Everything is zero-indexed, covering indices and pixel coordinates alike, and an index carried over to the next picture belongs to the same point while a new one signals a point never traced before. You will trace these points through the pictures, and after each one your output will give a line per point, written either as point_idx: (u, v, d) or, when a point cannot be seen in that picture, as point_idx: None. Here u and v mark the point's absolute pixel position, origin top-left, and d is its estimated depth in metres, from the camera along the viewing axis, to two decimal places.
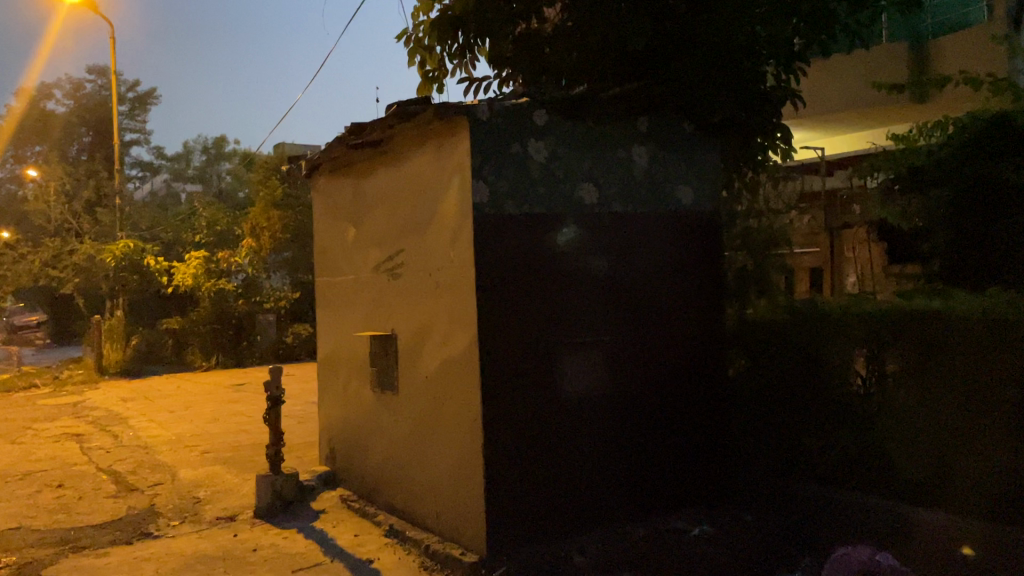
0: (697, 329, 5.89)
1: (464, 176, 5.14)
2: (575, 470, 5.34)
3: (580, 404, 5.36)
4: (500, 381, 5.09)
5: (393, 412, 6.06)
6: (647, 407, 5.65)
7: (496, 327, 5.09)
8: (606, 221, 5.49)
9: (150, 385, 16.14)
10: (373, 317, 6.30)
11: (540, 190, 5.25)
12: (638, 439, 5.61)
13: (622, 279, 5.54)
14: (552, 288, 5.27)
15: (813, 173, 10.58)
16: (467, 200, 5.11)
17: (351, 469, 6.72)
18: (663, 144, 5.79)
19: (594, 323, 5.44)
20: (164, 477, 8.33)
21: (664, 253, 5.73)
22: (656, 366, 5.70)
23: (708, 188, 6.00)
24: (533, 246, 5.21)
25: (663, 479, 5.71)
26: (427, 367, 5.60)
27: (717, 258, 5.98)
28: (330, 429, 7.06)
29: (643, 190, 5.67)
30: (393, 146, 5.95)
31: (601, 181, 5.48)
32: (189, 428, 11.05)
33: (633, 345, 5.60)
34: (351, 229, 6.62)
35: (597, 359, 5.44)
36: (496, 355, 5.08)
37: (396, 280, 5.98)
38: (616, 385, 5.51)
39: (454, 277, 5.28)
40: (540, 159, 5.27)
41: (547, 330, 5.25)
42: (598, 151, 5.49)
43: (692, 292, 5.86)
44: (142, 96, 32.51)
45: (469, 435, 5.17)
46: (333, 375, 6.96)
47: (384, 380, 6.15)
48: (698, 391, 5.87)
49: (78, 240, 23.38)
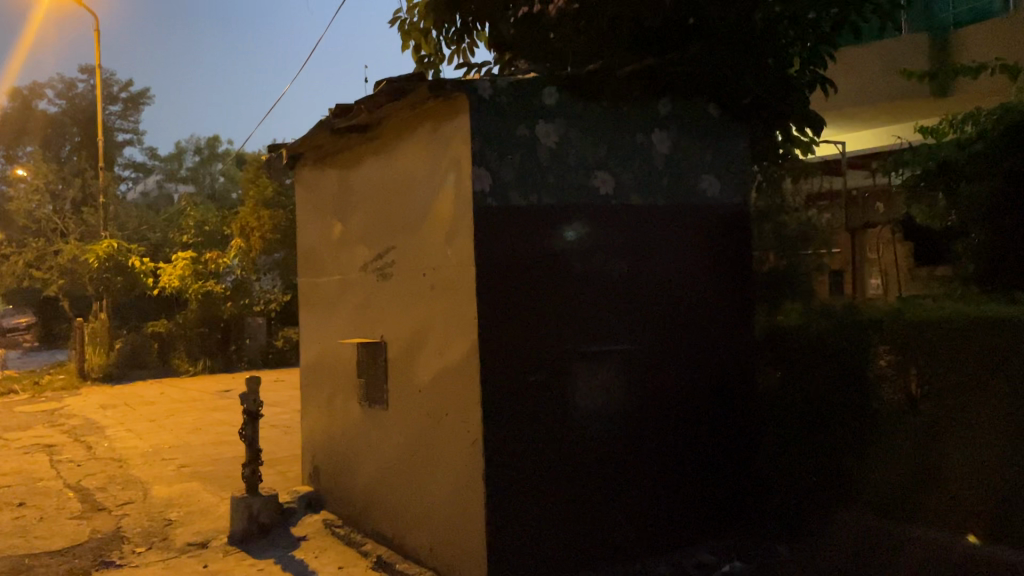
0: (723, 337, 5.26)
1: (463, 161, 4.51)
2: (588, 497, 4.71)
3: (594, 422, 4.73)
4: (504, 397, 4.46)
5: (383, 429, 5.42)
6: (669, 426, 5.02)
7: (500, 334, 4.46)
8: (624, 215, 4.86)
9: (133, 391, 15.48)
10: (361, 323, 5.66)
11: (549, 179, 4.62)
12: (658, 462, 4.98)
13: (641, 281, 4.92)
14: (563, 291, 4.64)
15: (830, 170, 10.00)
16: (466, 188, 4.48)
17: (335, 491, 6.08)
18: (688, 130, 5.16)
19: (609, 331, 4.81)
20: (135, 494, 7.68)
21: (687, 252, 5.11)
22: (679, 379, 5.07)
23: (736, 179, 5.38)
24: (542, 242, 4.59)
25: (686, 506, 5.08)
26: (422, 379, 4.96)
27: (745, 257, 5.36)
28: (314, 446, 6.42)
29: (665, 180, 5.04)
30: (384, 131, 5.31)
31: (619, 170, 4.86)
32: (168, 439, 10.39)
33: (653, 355, 4.97)
34: (337, 225, 5.98)
35: (613, 370, 4.81)
36: (499, 367, 4.45)
37: (386, 281, 5.34)
38: (633, 399, 4.88)
39: (451, 276, 4.65)
40: (550, 143, 4.64)
41: (557, 337, 4.62)
42: (615, 136, 4.87)
43: (718, 296, 5.24)
44: (135, 95, 31.89)
45: (468, 457, 4.53)
46: (317, 385, 6.31)
47: (372, 393, 5.51)
48: (724, 406, 5.26)
49: (64, 240, 22.69)
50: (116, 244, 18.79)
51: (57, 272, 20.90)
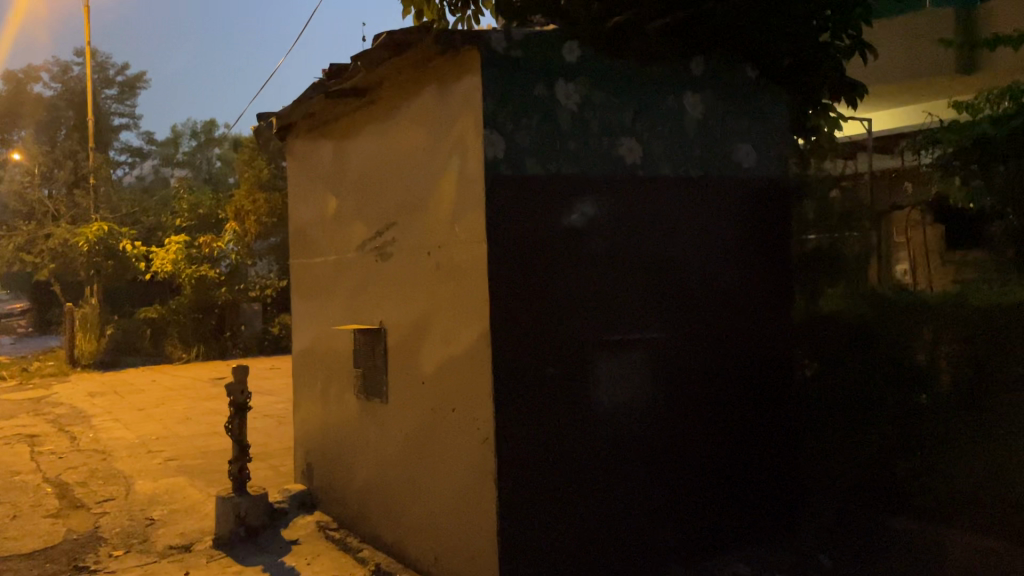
0: (758, 324, 4.77)
1: (475, 124, 3.99)
2: (611, 501, 4.22)
3: (619, 419, 4.25)
4: (520, 391, 3.97)
5: (382, 425, 4.93)
6: (698, 421, 4.54)
7: (514, 320, 3.96)
8: (652, 188, 4.35)
9: (123, 378, 14.99)
10: (358, 308, 5.16)
11: (570, 146, 4.11)
12: (687, 464, 4.49)
13: (671, 263, 4.42)
14: (585, 272, 4.14)
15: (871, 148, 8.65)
16: (477, 154, 3.98)
17: (330, 490, 5.59)
18: (722, 93, 4.63)
19: (634, 317, 4.31)
20: (116, 490, 7.19)
21: (720, 230, 4.61)
22: (710, 370, 4.58)
23: (773, 150, 4.85)
24: (562, 216, 4.08)
25: (716, 512, 4.61)
26: (426, 369, 4.46)
27: (783, 236, 4.85)
28: (307, 441, 5.92)
29: (698, 149, 4.52)
30: (383, 95, 4.79)
31: (647, 136, 4.34)
32: (156, 430, 9.90)
33: (683, 345, 4.48)
34: (332, 200, 5.46)
35: (639, 361, 4.32)
36: (513, 357, 3.95)
37: (386, 261, 4.83)
38: (661, 392, 4.40)
39: (460, 254, 4.14)
40: (571, 105, 4.12)
41: (578, 324, 4.12)
42: (643, 98, 4.35)
43: (753, 279, 4.74)
44: (131, 79, 31.23)
45: (478, 457, 4.04)
46: (311, 376, 5.81)
47: (370, 385, 5.01)
48: (758, 400, 4.77)
49: (56, 224, 22.11)
50: (107, 227, 18.26)
51: (48, 256, 20.36)
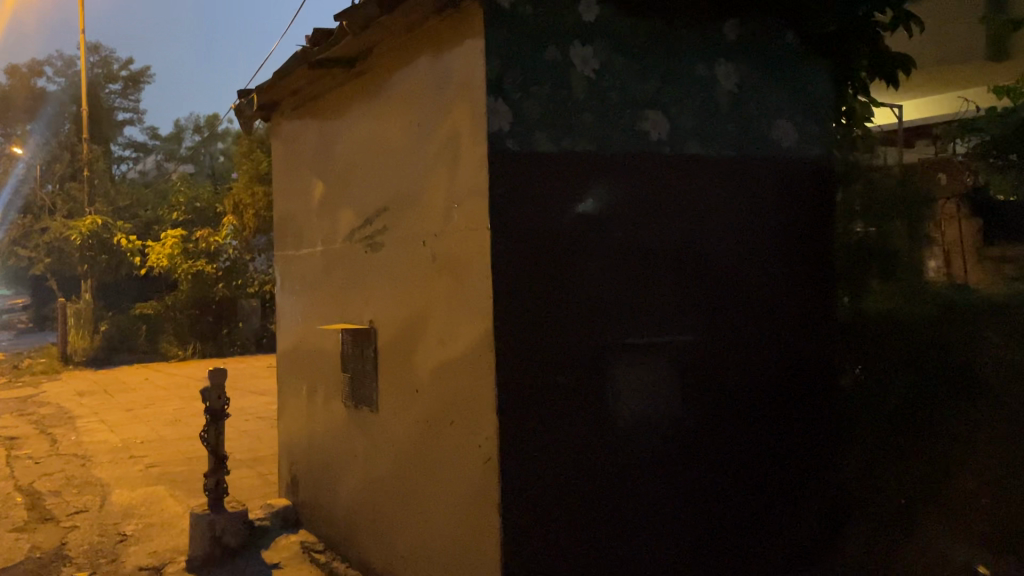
0: (795, 324, 4.22)
1: (475, 91, 3.45)
2: (630, 528, 3.68)
3: (640, 433, 3.70)
4: (527, 402, 3.43)
5: (371, 436, 4.38)
6: (727, 433, 4.00)
7: (521, 318, 3.42)
8: (678, 169, 3.80)
9: (115, 377, 14.49)
10: (345, 304, 4.64)
11: (586, 118, 3.57)
12: (715, 482, 3.95)
13: (699, 254, 3.88)
14: (601, 264, 3.60)
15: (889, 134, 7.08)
16: (478, 125, 3.44)
17: (316, 507, 5.06)
18: (760, 63, 4.06)
19: (658, 316, 3.76)
20: (91, 501, 6.67)
21: (755, 217, 4.06)
22: (742, 376, 4.04)
23: (816, 128, 4.28)
24: (577, 199, 3.54)
25: (745, 534, 4.07)
26: (421, 375, 3.92)
27: (825, 224, 4.30)
28: (292, 451, 5.38)
29: (731, 125, 3.96)
30: (374, 63, 4.25)
31: (674, 109, 3.79)
32: (142, 432, 9.38)
33: (713, 347, 3.94)
34: (318, 184, 4.92)
35: (663, 365, 3.78)
36: (518, 361, 3.41)
37: (376, 252, 4.30)
38: (687, 401, 3.86)
39: (459, 241, 3.60)
40: (588, 71, 3.58)
41: (594, 323, 3.57)
42: (669, 66, 3.80)
43: (792, 273, 4.19)
44: (135, 74, 30.73)
45: (479, 476, 3.50)
46: (295, 379, 5.28)
47: (359, 391, 4.47)
48: (796, 408, 4.23)
49: (53, 218, 21.62)
50: (101, 221, 17.76)
51: (43, 250, 19.86)
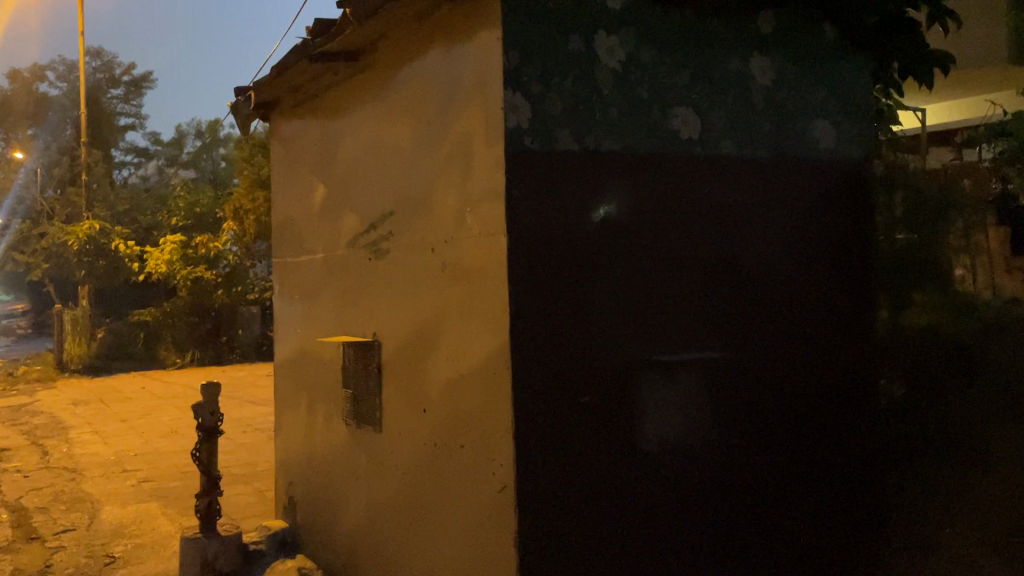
0: (836, 339, 3.91)
1: (491, 82, 3.16)
2: (656, 564, 3.36)
3: (669, 460, 3.39)
4: (546, 426, 3.12)
5: (375, 458, 4.08)
6: (763, 458, 3.68)
7: (541, 333, 3.12)
8: (709, 171, 3.51)
9: (111, 385, 14.20)
10: (347, 315, 4.34)
11: (612, 115, 3.28)
12: (752, 511, 3.64)
13: (732, 263, 3.58)
14: (627, 275, 3.30)
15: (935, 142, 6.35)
16: (494, 121, 3.14)
17: (315, 530, 4.75)
18: (798, 57, 3.77)
19: (688, 332, 3.46)
20: (80, 518, 6.37)
21: (792, 224, 3.76)
22: (780, 396, 3.73)
23: (855, 128, 3.98)
24: (601, 203, 3.24)
25: (785, 569, 3.73)
26: (429, 394, 3.63)
27: (865, 231, 3.99)
28: (290, 471, 5.08)
29: (766, 124, 3.67)
30: (380, 56, 3.97)
31: (705, 106, 3.50)
32: (136, 444, 9.09)
33: (749, 363, 3.64)
34: (320, 187, 4.62)
35: (694, 384, 3.48)
36: (538, 381, 3.11)
37: (381, 259, 4.00)
38: (719, 421, 3.56)
39: (472, 249, 3.30)
40: (613, 64, 3.29)
41: (618, 339, 3.27)
42: (701, 59, 3.51)
43: (831, 284, 3.89)
44: (137, 79, 30.51)
45: (493, 506, 3.20)
46: (294, 395, 4.98)
47: (361, 409, 4.17)
48: (840, 431, 3.90)
49: (51, 223, 21.35)
50: (99, 225, 17.49)
51: (41, 255, 19.53)
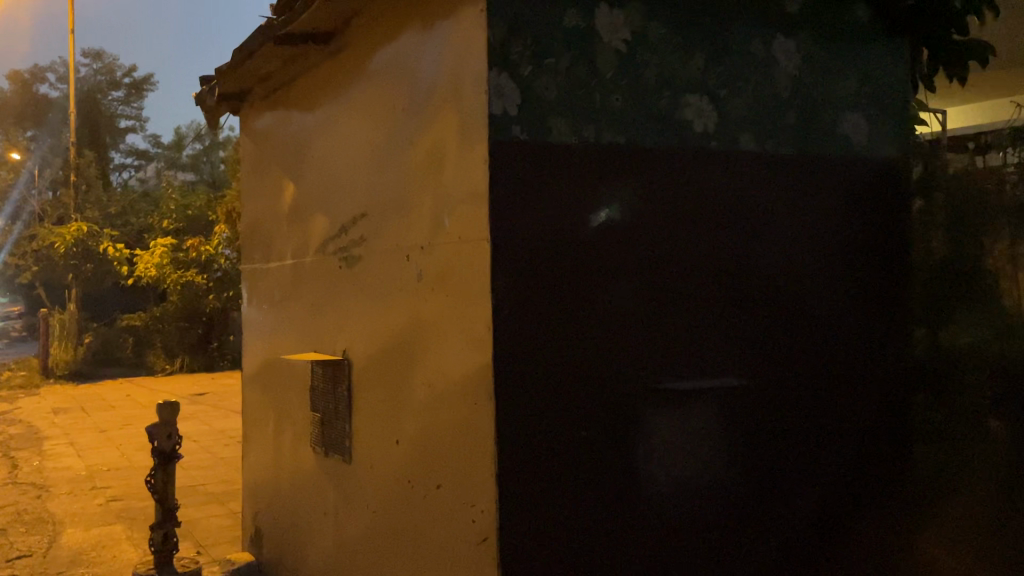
0: (869, 362, 3.46)
1: (474, 63, 2.71)
2: None
3: (674, 501, 2.94)
4: (534, 466, 2.67)
5: (344, 491, 3.63)
6: (790, 502, 3.24)
7: (530, 356, 2.66)
8: (726, 170, 3.06)
9: (94, 393, 13.76)
10: (316, 330, 3.89)
11: (614, 103, 2.83)
12: (774, 562, 3.20)
13: (754, 277, 3.13)
14: (629, 288, 2.85)
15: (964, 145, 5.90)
16: (478, 107, 2.69)
17: (281, 566, 4.30)
18: (827, 40, 3.33)
19: (699, 354, 3.00)
20: (39, 541, 5.93)
21: (817, 229, 3.31)
22: (805, 430, 3.28)
23: (890, 123, 3.53)
24: (600, 204, 2.79)
25: None
26: (403, 422, 3.18)
27: (897, 239, 3.54)
28: (256, 498, 4.63)
29: (792, 116, 3.22)
30: (354, 39, 3.53)
31: (721, 94, 3.05)
32: (111, 458, 8.64)
33: (771, 392, 3.20)
34: (290, 186, 4.17)
35: (709, 416, 3.03)
36: (524, 414, 2.65)
37: (352, 266, 3.55)
38: (732, 455, 3.10)
39: (451, 256, 2.85)
40: (617, 43, 2.85)
41: (619, 363, 2.81)
42: (718, 40, 3.06)
43: (861, 300, 3.45)
44: (136, 80, 30.11)
45: (471, 557, 2.74)
46: (262, 416, 4.53)
47: (329, 435, 3.72)
48: (871, 469, 3.46)
49: (43, 225, 20.93)
50: (87, 227, 17.07)
51: (30, 258, 19.01)
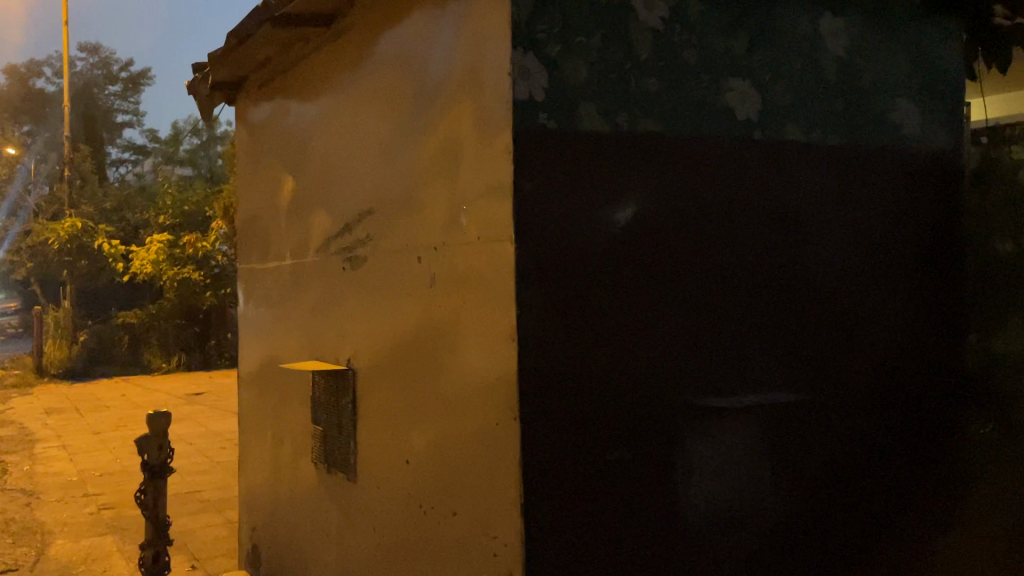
0: (923, 371, 3.17)
1: (496, 41, 2.44)
2: None
3: (713, 525, 2.66)
4: (562, 491, 2.40)
5: (348, 510, 3.36)
6: (838, 523, 2.95)
7: (558, 368, 2.40)
8: (769, 161, 2.78)
9: (88, 392, 13.48)
10: (317, 335, 3.62)
11: (649, 87, 2.56)
12: None
13: (798, 278, 2.86)
14: (665, 293, 2.57)
15: None
16: (501, 91, 2.42)
17: None
18: (877, 20, 3.05)
19: (741, 364, 2.73)
20: (25, 553, 5.65)
21: (866, 226, 3.03)
22: (855, 444, 3.00)
23: (943, 110, 3.25)
24: (635, 199, 2.51)
25: None
26: (413, 437, 2.91)
27: (950, 237, 3.26)
28: (252, 512, 4.36)
29: (840, 103, 2.94)
30: (360, 20, 3.25)
31: (765, 77, 2.78)
32: (104, 462, 8.36)
33: (818, 404, 2.92)
34: (290, 179, 3.88)
35: (752, 432, 2.75)
36: (551, 432, 2.39)
37: (358, 267, 3.27)
38: (777, 473, 2.82)
39: (468, 258, 2.58)
40: (654, 21, 2.58)
41: (655, 375, 2.54)
42: (762, 19, 2.78)
43: (912, 303, 3.16)
44: (134, 75, 29.77)
45: None
46: (259, 426, 4.25)
47: (332, 449, 3.45)
48: (927, 485, 3.16)
49: (39, 221, 20.61)
50: (82, 223, 16.79)
51: (25, 255, 18.71)
